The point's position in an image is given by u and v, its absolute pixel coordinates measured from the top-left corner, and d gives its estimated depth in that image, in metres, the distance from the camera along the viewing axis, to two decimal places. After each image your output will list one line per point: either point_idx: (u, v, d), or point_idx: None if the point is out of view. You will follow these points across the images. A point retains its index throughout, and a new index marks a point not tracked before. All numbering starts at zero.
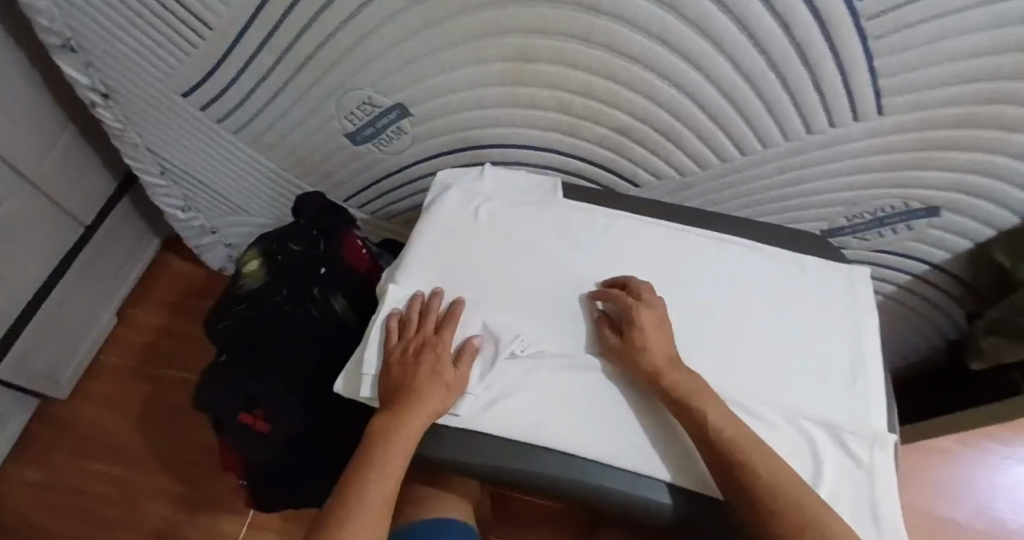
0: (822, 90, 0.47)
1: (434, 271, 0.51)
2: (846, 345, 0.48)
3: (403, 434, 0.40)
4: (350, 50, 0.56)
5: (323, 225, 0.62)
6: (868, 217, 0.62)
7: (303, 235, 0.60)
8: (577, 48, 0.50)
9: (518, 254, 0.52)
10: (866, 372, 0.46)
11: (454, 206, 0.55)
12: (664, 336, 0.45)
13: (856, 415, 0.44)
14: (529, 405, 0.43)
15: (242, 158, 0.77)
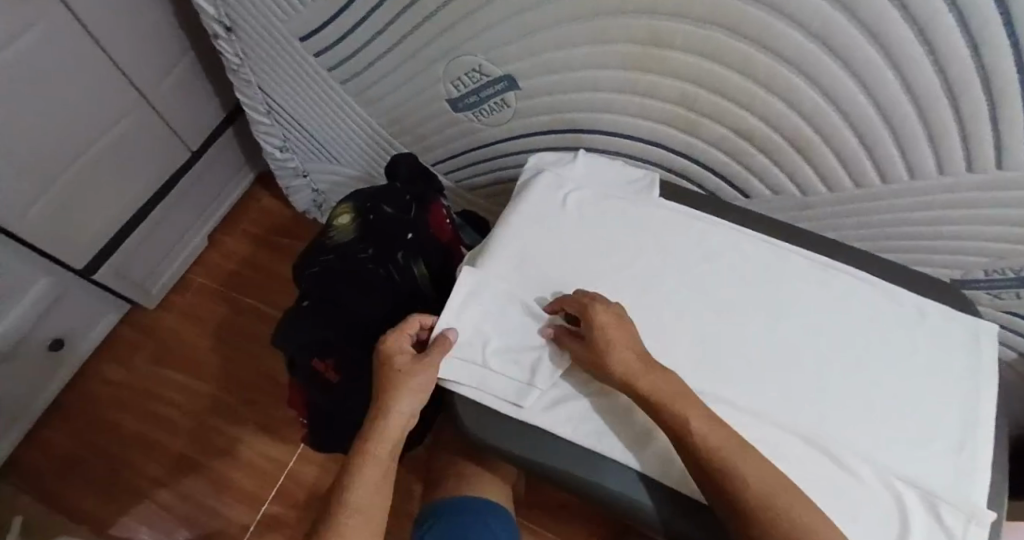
0: (998, 127, 0.41)
1: (518, 253, 0.50)
2: (958, 407, 0.42)
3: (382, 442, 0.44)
4: (473, 13, 0.54)
5: (416, 191, 0.61)
6: (1010, 275, 0.54)
7: (396, 199, 0.60)
8: (722, 39, 0.46)
9: (607, 251, 0.50)
10: (974, 436, 0.40)
11: (543, 189, 0.54)
12: (627, 335, 0.41)
13: (957, 485, 0.38)
14: (593, 411, 0.42)
15: (344, 108, 0.78)
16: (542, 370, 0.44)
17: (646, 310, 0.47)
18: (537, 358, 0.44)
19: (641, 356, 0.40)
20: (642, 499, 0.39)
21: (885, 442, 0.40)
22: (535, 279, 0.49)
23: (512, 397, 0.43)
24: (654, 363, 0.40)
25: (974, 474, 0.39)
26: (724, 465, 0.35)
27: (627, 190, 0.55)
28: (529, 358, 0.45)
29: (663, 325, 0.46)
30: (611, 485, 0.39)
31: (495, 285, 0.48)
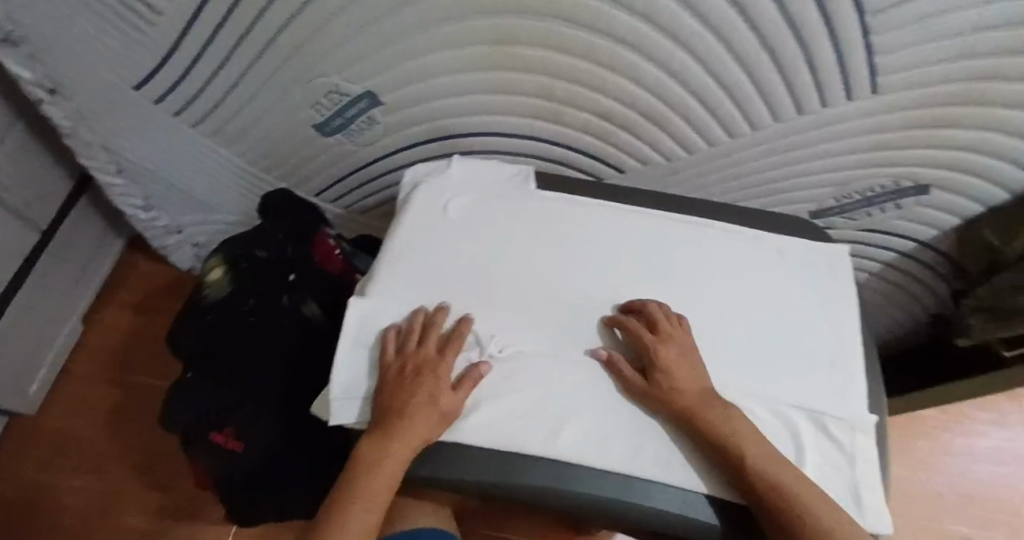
0: (816, 71, 0.46)
1: (411, 272, 0.48)
2: (829, 330, 0.46)
3: (389, 460, 0.38)
4: (313, 36, 0.51)
5: (290, 227, 0.57)
6: (857, 197, 0.61)
7: (269, 240, 0.56)
8: (562, 30, 0.47)
9: (498, 250, 0.50)
10: (845, 354, 0.44)
11: (423, 200, 0.53)
12: (691, 370, 0.42)
13: (842, 400, 0.42)
14: (506, 413, 0.40)
15: (204, 151, 0.72)
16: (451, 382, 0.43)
17: (548, 301, 0.47)
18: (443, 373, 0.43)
19: (695, 390, 0.41)
20: (571, 488, 0.38)
21: (773, 377, 0.43)
22: (430, 291, 0.47)
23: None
24: (710, 398, 0.40)
25: (852, 386, 0.43)
26: (783, 505, 0.35)
27: (505, 186, 0.55)
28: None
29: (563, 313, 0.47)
30: (539, 482, 0.38)
31: (386, 309, 0.46)
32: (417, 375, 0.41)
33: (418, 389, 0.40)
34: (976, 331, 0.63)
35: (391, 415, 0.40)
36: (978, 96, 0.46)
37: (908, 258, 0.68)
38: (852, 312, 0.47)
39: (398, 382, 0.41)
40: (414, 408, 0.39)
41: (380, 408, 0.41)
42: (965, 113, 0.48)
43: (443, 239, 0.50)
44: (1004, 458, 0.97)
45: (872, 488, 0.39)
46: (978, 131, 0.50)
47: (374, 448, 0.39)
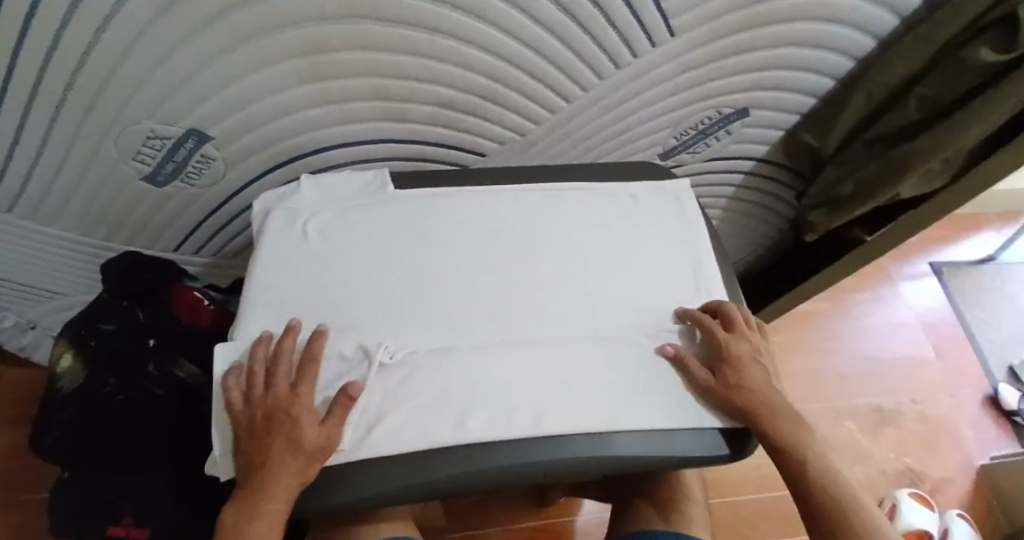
0: (615, 24, 0.50)
1: (279, 301, 0.45)
2: (684, 255, 0.52)
3: (263, 521, 0.35)
4: (111, 82, 0.48)
5: (133, 290, 0.53)
6: (693, 132, 0.65)
7: (113, 309, 0.52)
8: (372, 29, 0.47)
9: (365, 257, 0.48)
10: (704, 273, 0.51)
11: (278, 227, 0.50)
12: (757, 370, 0.45)
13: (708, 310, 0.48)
14: (407, 408, 0.39)
15: (29, 233, 0.65)
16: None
17: (425, 286, 0.47)
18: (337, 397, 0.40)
19: (762, 388, 0.44)
20: (487, 464, 0.37)
21: (647, 305, 0.48)
22: (304, 313, 0.45)
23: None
24: (773, 398, 0.43)
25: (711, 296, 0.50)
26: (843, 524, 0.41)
27: (366, 191, 0.53)
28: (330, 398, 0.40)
29: (442, 295, 0.46)
30: (457, 468, 0.37)
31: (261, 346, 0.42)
32: (271, 419, 0.37)
33: (276, 435, 0.36)
34: (820, 226, 0.70)
35: (253, 472, 0.36)
36: (757, 16, 0.52)
37: (753, 176, 0.75)
38: (699, 233, 0.53)
39: (253, 433, 0.37)
40: (274, 457, 0.36)
41: (242, 467, 0.37)
42: (753, 35, 0.54)
43: (304, 261, 0.47)
44: (862, 332, 1.15)
45: (758, 379, 0.44)
46: (770, 52, 0.56)
47: (245, 513, 0.36)
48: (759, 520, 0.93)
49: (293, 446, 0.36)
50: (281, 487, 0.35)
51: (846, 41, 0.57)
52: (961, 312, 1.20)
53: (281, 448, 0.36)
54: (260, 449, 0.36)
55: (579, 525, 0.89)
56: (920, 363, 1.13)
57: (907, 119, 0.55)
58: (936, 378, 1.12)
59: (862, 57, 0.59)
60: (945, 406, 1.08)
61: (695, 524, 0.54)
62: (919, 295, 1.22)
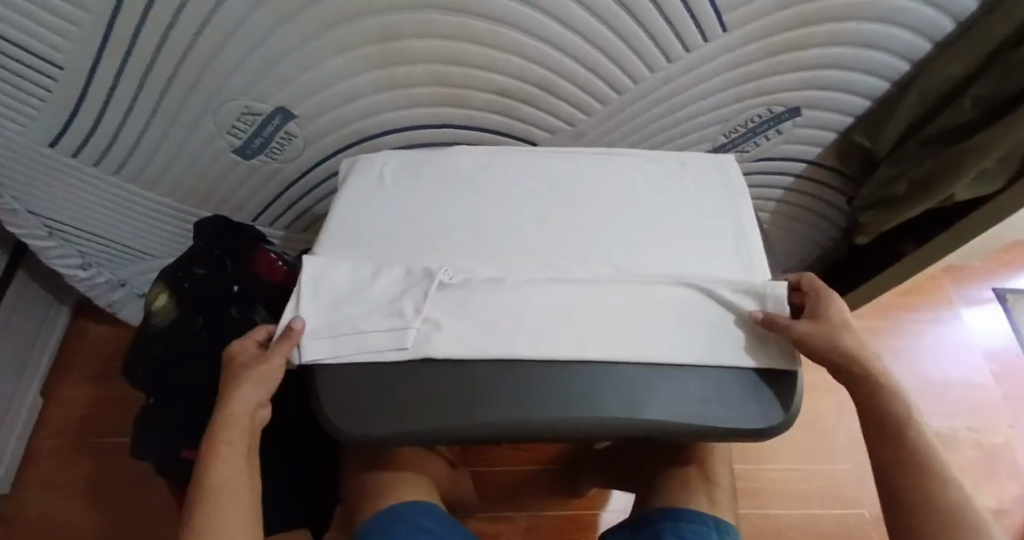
0: (668, 19, 0.53)
1: (356, 240, 0.51)
2: (728, 221, 0.53)
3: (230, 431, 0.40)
4: (215, 60, 0.54)
5: (226, 243, 0.60)
6: (742, 130, 0.67)
7: (205, 257, 0.59)
8: (442, 18, 0.52)
9: (427, 214, 0.53)
10: (747, 240, 0.52)
11: (359, 179, 0.56)
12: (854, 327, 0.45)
13: (747, 271, 0.50)
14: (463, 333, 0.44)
15: (131, 197, 0.73)
16: (411, 307, 0.45)
17: (481, 242, 0.51)
18: (402, 303, 0.45)
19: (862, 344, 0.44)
20: (526, 413, 0.41)
21: (691, 260, 0.50)
22: (380, 249, 0.50)
23: (393, 344, 0.43)
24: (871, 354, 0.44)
25: (755, 266, 0.50)
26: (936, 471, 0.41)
27: (429, 159, 0.58)
28: (395, 306, 0.45)
29: (497, 248, 0.50)
30: (498, 415, 0.40)
31: (338, 269, 0.48)
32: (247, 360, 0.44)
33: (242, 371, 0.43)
34: (870, 228, 0.70)
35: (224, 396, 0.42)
36: (809, 15, 0.54)
37: (804, 179, 0.75)
38: (744, 203, 0.55)
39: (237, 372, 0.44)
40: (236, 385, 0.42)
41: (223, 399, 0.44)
42: (803, 35, 0.55)
43: (381, 205, 0.54)
44: (916, 351, 1.12)
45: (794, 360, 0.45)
46: (821, 49, 0.57)
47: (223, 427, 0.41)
48: (794, 533, 0.91)
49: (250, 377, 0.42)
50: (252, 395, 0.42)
51: (900, 43, 0.57)
52: None
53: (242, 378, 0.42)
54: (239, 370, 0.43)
55: (607, 516, 0.90)
56: (977, 389, 1.08)
57: (962, 118, 0.56)
58: (994, 406, 1.06)
59: (919, 60, 0.59)
60: (1003, 436, 1.03)
61: (721, 507, 0.55)
62: (981, 320, 1.16)
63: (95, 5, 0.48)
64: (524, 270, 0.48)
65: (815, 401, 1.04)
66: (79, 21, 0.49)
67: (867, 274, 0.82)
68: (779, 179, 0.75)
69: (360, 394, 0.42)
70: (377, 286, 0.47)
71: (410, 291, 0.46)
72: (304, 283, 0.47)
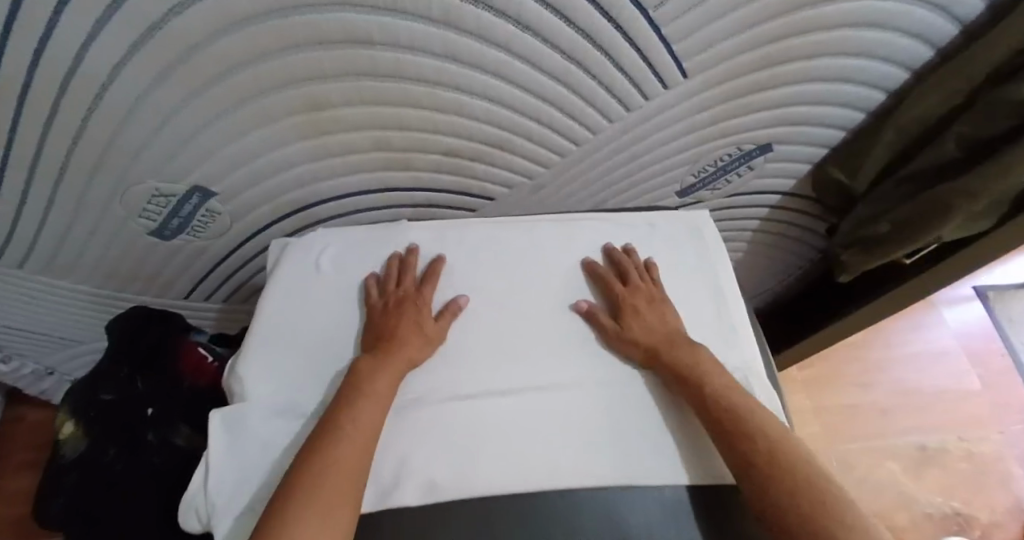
0: (625, 70, 0.47)
1: (294, 351, 0.45)
2: (705, 287, 0.51)
3: (378, 383, 0.41)
4: (115, 140, 0.47)
5: (135, 355, 0.53)
6: (711, 169, 0.62)
7: (112, 378, 0.52)
8: (372, 85, 0.46)
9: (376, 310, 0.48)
10: (728, 310, 0.49)
11: (292, 266, 0.49)
12: (654, 316, 0.47)
13: (728, 348, 0.47)
14: (429, 462, 0.40)
15: (43, 286, 0.65)
16: None
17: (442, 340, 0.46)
18: None
19: (670, 323, 0.46)
20: None
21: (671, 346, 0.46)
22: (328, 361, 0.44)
23: None
24: (679, 336, 0.45)
25: (739, 340, 0.47)
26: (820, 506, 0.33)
27: (375, 239, 0.52)
28: None
29: (457, 348, 0.46)
30: None
31: (253, 418, 0.40)
32: (401, 304, 0.46)
33: (403, 315, 0.45)
34: (854, 267, 0.65)
35: (384, 342, 0.43)
36: (779, 54, 0.49)
37: (778, 208, 0.71)
38: (719, 269, 0.52)
39: (384, 311, 0.46)
40: (404, 331, 0.44)
41: (375, 338, 0.44)
42: (772, 74, 0.51)
43: (318, 300, 0.47)
44: (901, 361, 1.09)
45: None
46: (789, 87, 0.53)
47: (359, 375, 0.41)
48: None
49: (416, 324, 0.45)
50: (370, 399, 0.40)
51: (875, 75, 0.53)
52: (1008, 341, 1.12)
53: (407, 324, 0.45)
54: (383, 328, 0.44)
55: None
56: (962, 396, 1.06)
57: (944, 156, 0.51)
58: (981, 413, 1.04)
59: (895, 89, 0.55)
60: (993, 445, 1.01)
61: None
62: (963, 323, 1.14)
63: None
64: (486, 376, 0.45)
65: (802, 423, 1.01)
66: None
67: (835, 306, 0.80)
68: (754, 210, 0.70)
69: None
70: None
71: None
72: (214, 444, 0.39)
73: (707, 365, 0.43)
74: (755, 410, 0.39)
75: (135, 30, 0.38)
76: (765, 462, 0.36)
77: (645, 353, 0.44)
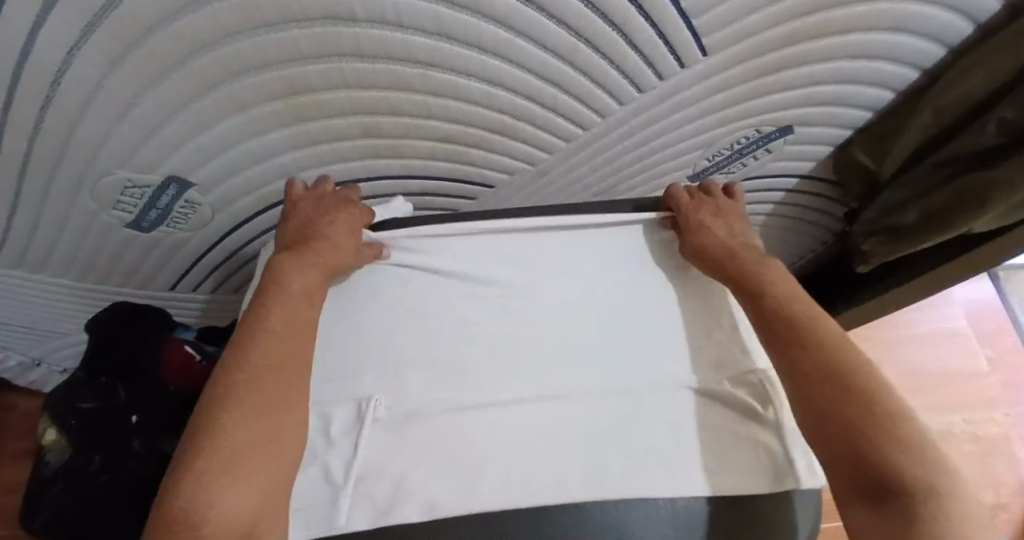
0: (638, 48, 0.43)
1: None
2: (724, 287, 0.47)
3: (301, 291, 0.40)
4: (76, 130, 0.43)
5: (115, 362, 0.50)
6: (727, 152, 0.58)
7: (91, 386, 0.48)
8: (356, 66, 0.41)
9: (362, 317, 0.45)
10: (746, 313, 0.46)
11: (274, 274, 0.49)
12: (724, 226, 0.47)
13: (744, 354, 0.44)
14: (428, 480, 0.37)
15: (19, 280, 0.62)
16: (341, 469, 0.38)
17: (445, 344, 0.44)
18: (328, 465, 0.39)
19: (741, 238, 0.47)
20: None
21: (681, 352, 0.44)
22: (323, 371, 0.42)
23: (324, 525, 0.36)
24: (748, 249, 0.46)
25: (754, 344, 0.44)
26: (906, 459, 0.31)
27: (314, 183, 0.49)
28: (321, 467, 0.39)
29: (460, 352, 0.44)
30: None
31: None
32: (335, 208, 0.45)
33: (338, 217, 0.45)
34: (876, 256, 0.61)
35: (313, 237, 0.43)
36: (808, 30, 0.44)
37: (796, 193, 0.67)
38: None
39: (317, 212, 0.45)
40: (338, 233, 0.43)
41: (304, 232, 0.43)
42: (799, 50, 0.46)
43: None
44: (912, 342, 1.07)
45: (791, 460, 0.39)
46: (815, 65, 0.48)
47: (286, 272, 0.40)
48: None
49: (351, 227, 0.44)
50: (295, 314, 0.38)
51: (910, 50, 0.48)
52: (1020, 322, 1.10)
53: (341, 225, 0.44)
54: (315, 225, 0.44)
55: None
56: (972, 378, 1.04)
57: (982, 143, 0.47)
58: (988, 393, 1.03)
59: (931, 67, 0.51)
60: (1000, 427, 1.00)
61: None
62: (978, 305, 1.11)
63: None
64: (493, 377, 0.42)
65: None
66: None
67: (852, 290, 0.77)
68: (770, 195, 0.66)
69: None
70: (330, 469, 0.39)
71: (337, 446, 0.40)
72: None
73: (773, 279, 0.43)
74: (820, 326, 0.39)
75: (81, 10, 0.33)
76: (828, 378, 0.36)
77: (711, 267, 0.45)
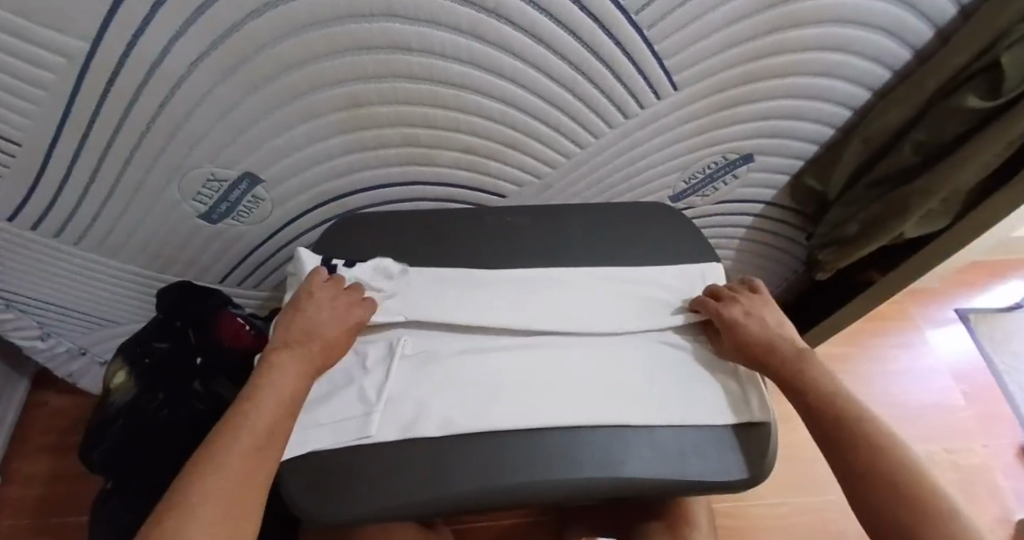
0: (623, 80, 0.55)
1: None
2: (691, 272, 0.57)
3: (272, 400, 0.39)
4: (180, 130, 0.55)
5: (188, 314, 0.60)
6: (701, 176, 0.70)
7: (167, 329, 0.58)
8: (404, 86, 0.54)
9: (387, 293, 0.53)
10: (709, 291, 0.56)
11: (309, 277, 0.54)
12: (759, 323, 0.49)
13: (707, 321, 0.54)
14: (448, 403, 0.45)
15: (94, 265, 0.72)
16: (373, 392, 0.46)
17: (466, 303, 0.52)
18: (362, 389, 0.47)
19: (772, 330, 0.49)
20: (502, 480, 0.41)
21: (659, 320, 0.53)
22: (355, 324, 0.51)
23: (357, 433, 0.43)
24: (780, 340, 0.48)
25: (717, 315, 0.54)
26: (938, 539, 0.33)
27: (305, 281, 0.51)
28: (356, 391, 0.47)
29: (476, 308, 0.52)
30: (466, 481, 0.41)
31: None
32: (316, 317, 0.47)
33: (314, 329, 0.46)
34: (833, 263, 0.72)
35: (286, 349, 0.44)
36: (757, 72, 0.57)
37: (761, 218, 0.78)
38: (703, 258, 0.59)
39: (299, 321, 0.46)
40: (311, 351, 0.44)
41: (283, 341, 0.44)
42: (752, 89, 0.59)
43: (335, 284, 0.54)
44: (889, 375, 1.14)
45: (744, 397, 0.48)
46: (767, 102, 0.60)
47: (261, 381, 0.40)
48: None
49: (323, 345, 0.45)
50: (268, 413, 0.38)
51: (841, 93, 0.61)
52: (992, 359, 1.17)
53: (315, 343, 0.45)
54: (295, 336, 0.45)
55: None
56: (950, 410, 1.10)
57: (905, 162, 0.59)
58: (966, 424, 1.09)
59: (860, 107, 0.63)
60: (979, 456, 1.05)
61: None
62: (951, 341, 1.19)
63: (53, 84, 0.48)
64: (503, 328, 0.51)
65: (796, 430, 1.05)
66: (38, 98, 0.49)
67: (822, 308, 0.86)
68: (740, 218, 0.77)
69: (333, 479, 0.42)
70: (365, 390, 0.47)
71: (371, 376, 0.48)
72: None
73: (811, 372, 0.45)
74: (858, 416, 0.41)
75: (215, 33, 0.45)
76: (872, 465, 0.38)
77: (754, 361, 0.48)
